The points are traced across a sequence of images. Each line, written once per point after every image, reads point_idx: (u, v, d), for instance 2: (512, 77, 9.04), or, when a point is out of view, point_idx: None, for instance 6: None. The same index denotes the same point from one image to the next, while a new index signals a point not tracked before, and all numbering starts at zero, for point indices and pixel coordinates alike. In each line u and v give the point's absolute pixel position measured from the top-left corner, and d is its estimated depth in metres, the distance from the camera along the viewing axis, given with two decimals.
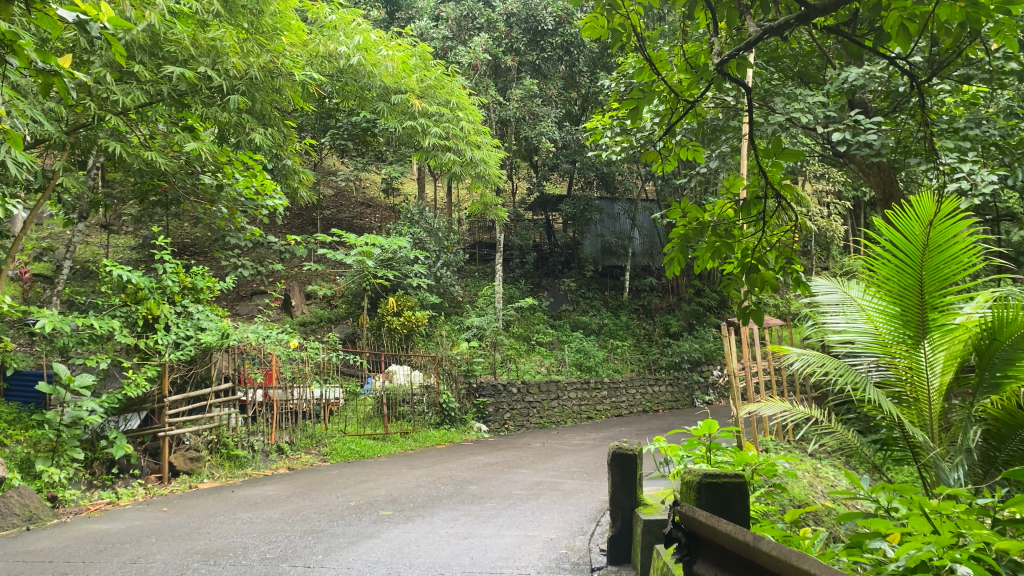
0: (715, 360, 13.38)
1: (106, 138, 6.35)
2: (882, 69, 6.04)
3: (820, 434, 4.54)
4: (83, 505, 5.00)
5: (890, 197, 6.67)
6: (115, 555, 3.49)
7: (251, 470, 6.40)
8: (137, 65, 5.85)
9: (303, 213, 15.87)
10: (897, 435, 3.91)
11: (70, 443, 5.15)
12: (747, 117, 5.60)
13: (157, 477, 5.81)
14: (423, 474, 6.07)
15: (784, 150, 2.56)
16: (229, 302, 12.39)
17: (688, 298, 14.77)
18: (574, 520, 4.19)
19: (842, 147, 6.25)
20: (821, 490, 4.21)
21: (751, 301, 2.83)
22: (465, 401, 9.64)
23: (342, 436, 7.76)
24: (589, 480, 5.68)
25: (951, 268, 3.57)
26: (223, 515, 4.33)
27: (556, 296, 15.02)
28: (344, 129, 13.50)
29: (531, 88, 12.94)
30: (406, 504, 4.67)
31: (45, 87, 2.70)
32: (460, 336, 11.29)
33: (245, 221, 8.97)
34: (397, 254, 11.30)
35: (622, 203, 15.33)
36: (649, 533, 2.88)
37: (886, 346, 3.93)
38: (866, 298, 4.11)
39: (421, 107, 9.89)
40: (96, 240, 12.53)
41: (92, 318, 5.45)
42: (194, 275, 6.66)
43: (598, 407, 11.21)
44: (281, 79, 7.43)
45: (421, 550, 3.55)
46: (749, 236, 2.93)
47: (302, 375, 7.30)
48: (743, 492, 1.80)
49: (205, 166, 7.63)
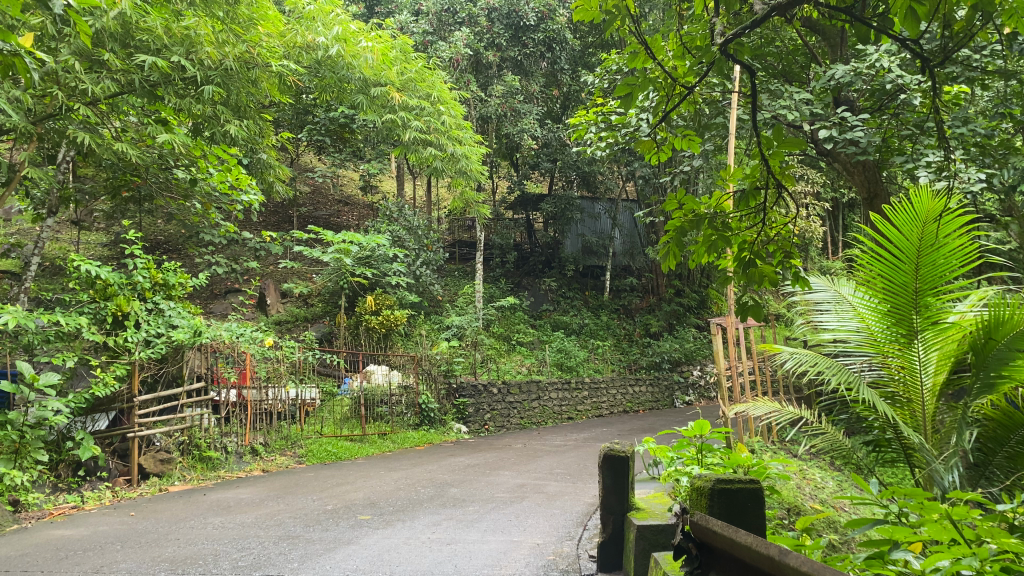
0: (696, 360, 13.29)
1: (75, 129, 6.12)
2: (870, 66, 5.91)
3: (810, 435, 4.45)
4: (46, 510, 4.81)
5: (875, 197, 6.55)
6: (76, 563, 3.31)
7: (224, 472, 6.22)
8: (108, 54, 5.65)
9: (279, 211, 15.62)
10: (890, 436, 3.83)
11: (33, 445, 4.94)
12: (736, 114, 5.50)
13: (126, 479, 5.60)
14: (402, 476, 5.91)
15: (786, 138, 2.46)
16: (204, 300, 12.16)
17: (668, 297, 14.70)
18: (560, 524, 4.07)
19: (828, 145, 6.12)
20: (810, 492, 4.12)
21: (749, 297, 2.74)
22: (445, 401, 9.48)
23: (319, 437, 7.58)
24: (573, 482, 5.55)
25: (948, 267, 3.46)
26: (192, 520, 4.15)
27: (536, 296, 14.91)
28: (322, 125, 13.28)
29: (512, 85, 12.83)
30: (385, 508, 4.52)
31: (3, 68, 2.53)
32: (440, 335, 11.13)
33: (219, 217, 8.78)
34: (376, 252, 11.16)
35: (603, 202, 15.24)
36: (643, 539, 2.76)
37: (879, 345, 3.84)
38: (858, 297, 3.99)
39: (401, 100, 9.75)
40: (67, 236, 12.22)
41: (59, 315, 5.23)
42: (166, 271, 6.47)
43: (579, 407, 11.12)
44: (257, 70, 7.17)
45: (401, 557, 3.40)
46: (748, 229, 2.83)
47: (278, 375, 7.12)
48: (758, 500, 1.69)
49: (179, 159, 7.48)
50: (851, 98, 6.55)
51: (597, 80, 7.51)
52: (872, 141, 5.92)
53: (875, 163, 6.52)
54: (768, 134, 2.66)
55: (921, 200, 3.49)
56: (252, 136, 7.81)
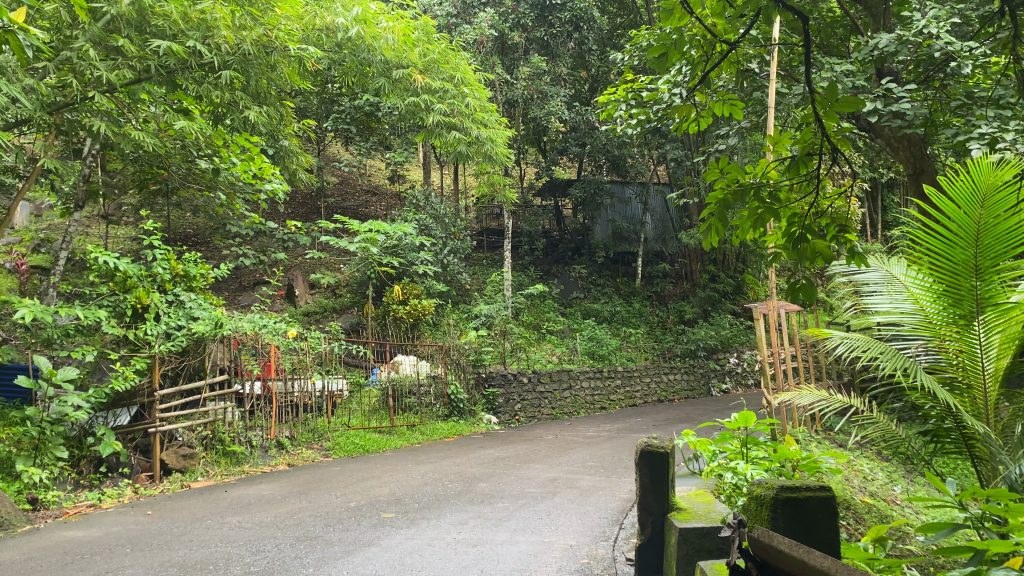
0: (732, 347, 12.93)
1: (93, 119, 5.99)
2: (916, 34, 5.56)
3: (861, 425, 4.16)
4: (64, 508, 4.69)
5: (921, 173, 6.16)
6: (82, 568, 3.15)
7: (248, 467, 6.09)
8: (124, 39, 5.52)
9: (307, 203, 15.54)
10: (948, 426, 3.53)
11: (53, 441, 4.84)
12: (775, 89, 5.20)
13: (148, 476, 5.48)
14: (429, 471, 5.71)
15: (841, 98, 2.22)
16: (232, 292, 12.13)
17: (702, 282, 14.27)
18: (595, 523, 3.85)
19: (873, 118, 5.68)
20: (859, 484, 3.87)
21: (801, 276, 2.50)
22: (475, 391, 9.29)
23: (346, 430, 7.43)
24: (607, 476, 5.33)
25: (1011, 244, 3.09)
26: (209, 519, 4.00)
27: (567, 283, 14.70)
28: (348, 113, 13.15)
29: (539, 66, 12.58)
30: (410, 505, 4.33)
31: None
32: (468, 324, 10.96)
33: (244, 206, 8.70)
34: (402, 241, 11.01)
35: (634, 186, 14.95)
36: (686, 543, 2.54)
37: (934, 328, 3.52)
38: (911, 278, 3.68)
39: (424, 82, 9.40)
40: (96, 231, 12.22)
41: (78, 308, 5.12)
42: (186, 262, 6.36)
43: (612, 396, 10.86)
44: (276, 54, 6.72)
45: (424, 560, 3.20)
46: (798, 201, 2.59)
47: (303, 366, 6.96)
48: (830, 511, 1.57)
49: (201, 149, 7.42)
50: (895, 70, 6.20)
51: (625, 56, 7.21)
52: (918, 112, 5.54)
53: (921, 138, 6.17)
54: (821, 93, 2.41)
55: (979, 170, 3.12)
56: (275, 126, 7.68)
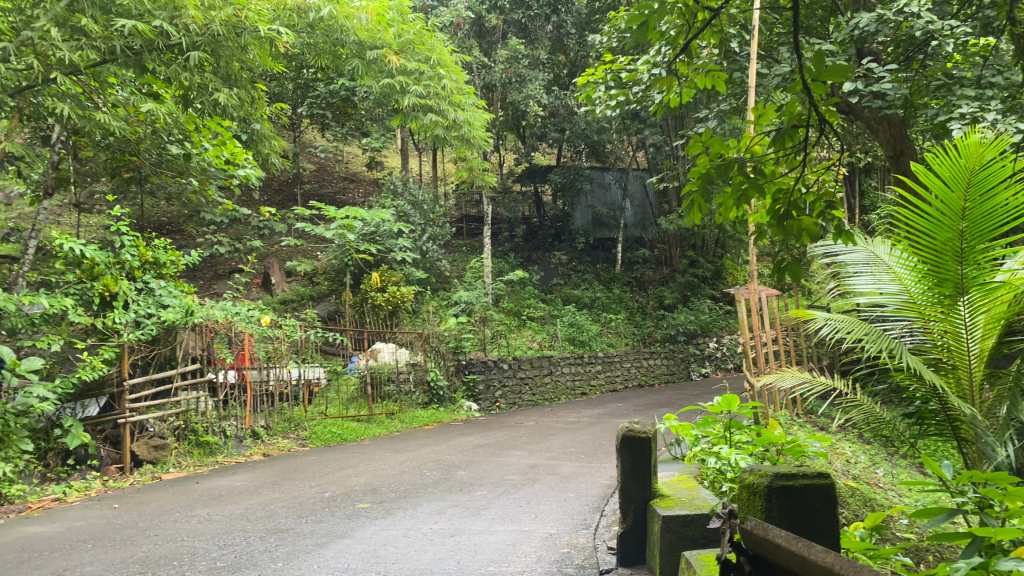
0: (712, 332, 12.92)
1: (56, 102, 5.80)
2: (896, 13, 5.46)
3: (845, 407, 4.10)
4: (28, 503, 4.56)
5: (901, 155, 6.10)
6: (38, 567, 3.02)
7: (222, 457, 5.97)
8: (88, 20, 5.34)
9: (283, 189, 15.34)
10: (933, 407, 3.45)
11: (18, 434, 4.70)
12: (757, 66, 5.08)
13: (117, 468, 5.34)
14: (407, 459, 5.61)
15: (828, 68, 2.11)
16: (206, 281, 11.94)
17: (682, 268, 14.27)
18: (575, 511, 3.77)
19: (854, 99, 5.55)
20: (842, 468, 3.82)
21: (785, 254, 2.40)
22: (454, 378, 9.18)
23: (323, 419, 7.32)
24: (589, 462, 5.26)
25: (998, 223, 2.99)
26: (177, 513, 3.88)
27: (547, 269, 14.61)
28: (323, 98, 13.02)
29: (517, 49, 12.43)
30: (386, 495, 4.22)
31: None
32: (448, 311, 10.88)
33: (217, 193, 8.53)
34: (380, 228, 10.78)
35: (614, 172, 14.90)
36: (670, 532, 2.46)
37: (919, 309, 3.43)
38: (896, 257, 3.58)
39: (399, 63, 9.26)
40: (67, 219, 11.97)
41: (43, 297, 4.95)
42: (155, 249, 6.21)
43: (593, 381, 10.80)
44: (247, 35, 6.42)
45: (399, 553, 3.09)
46: (783, 176, 2.50)
47: (278, 354, 6.83)
48: (827, 500, 1.51)
49: (172, 135, 7.27)
50: (875, 49, 6.12)
51: (604, 38, 7.11)
52: (899, 92, 5.39)
53: (900, 119, 6.09)
54: (808, 63, 2.32)
55: (966, 146, 3.01)
56: (248, 110, 7.47)
